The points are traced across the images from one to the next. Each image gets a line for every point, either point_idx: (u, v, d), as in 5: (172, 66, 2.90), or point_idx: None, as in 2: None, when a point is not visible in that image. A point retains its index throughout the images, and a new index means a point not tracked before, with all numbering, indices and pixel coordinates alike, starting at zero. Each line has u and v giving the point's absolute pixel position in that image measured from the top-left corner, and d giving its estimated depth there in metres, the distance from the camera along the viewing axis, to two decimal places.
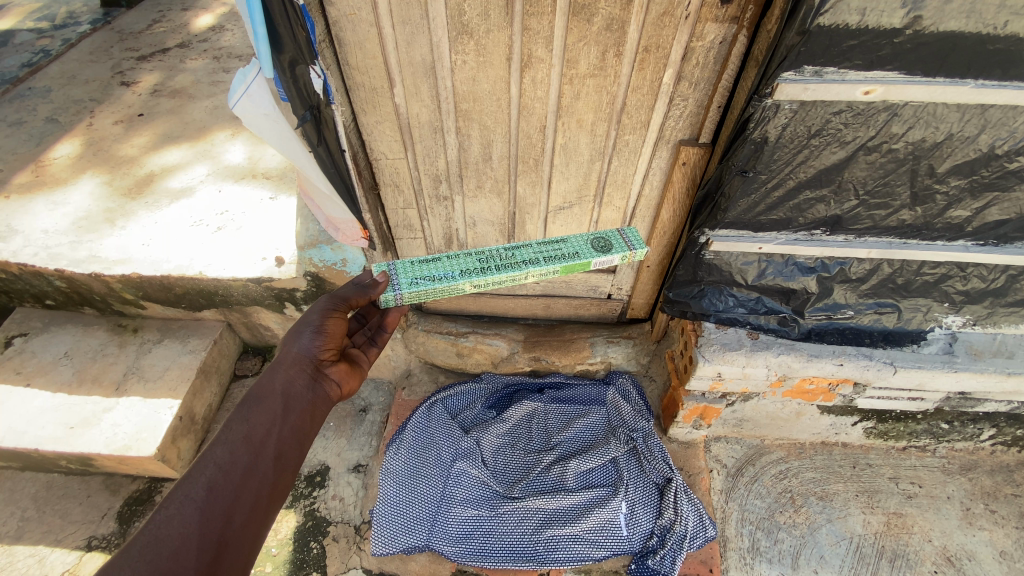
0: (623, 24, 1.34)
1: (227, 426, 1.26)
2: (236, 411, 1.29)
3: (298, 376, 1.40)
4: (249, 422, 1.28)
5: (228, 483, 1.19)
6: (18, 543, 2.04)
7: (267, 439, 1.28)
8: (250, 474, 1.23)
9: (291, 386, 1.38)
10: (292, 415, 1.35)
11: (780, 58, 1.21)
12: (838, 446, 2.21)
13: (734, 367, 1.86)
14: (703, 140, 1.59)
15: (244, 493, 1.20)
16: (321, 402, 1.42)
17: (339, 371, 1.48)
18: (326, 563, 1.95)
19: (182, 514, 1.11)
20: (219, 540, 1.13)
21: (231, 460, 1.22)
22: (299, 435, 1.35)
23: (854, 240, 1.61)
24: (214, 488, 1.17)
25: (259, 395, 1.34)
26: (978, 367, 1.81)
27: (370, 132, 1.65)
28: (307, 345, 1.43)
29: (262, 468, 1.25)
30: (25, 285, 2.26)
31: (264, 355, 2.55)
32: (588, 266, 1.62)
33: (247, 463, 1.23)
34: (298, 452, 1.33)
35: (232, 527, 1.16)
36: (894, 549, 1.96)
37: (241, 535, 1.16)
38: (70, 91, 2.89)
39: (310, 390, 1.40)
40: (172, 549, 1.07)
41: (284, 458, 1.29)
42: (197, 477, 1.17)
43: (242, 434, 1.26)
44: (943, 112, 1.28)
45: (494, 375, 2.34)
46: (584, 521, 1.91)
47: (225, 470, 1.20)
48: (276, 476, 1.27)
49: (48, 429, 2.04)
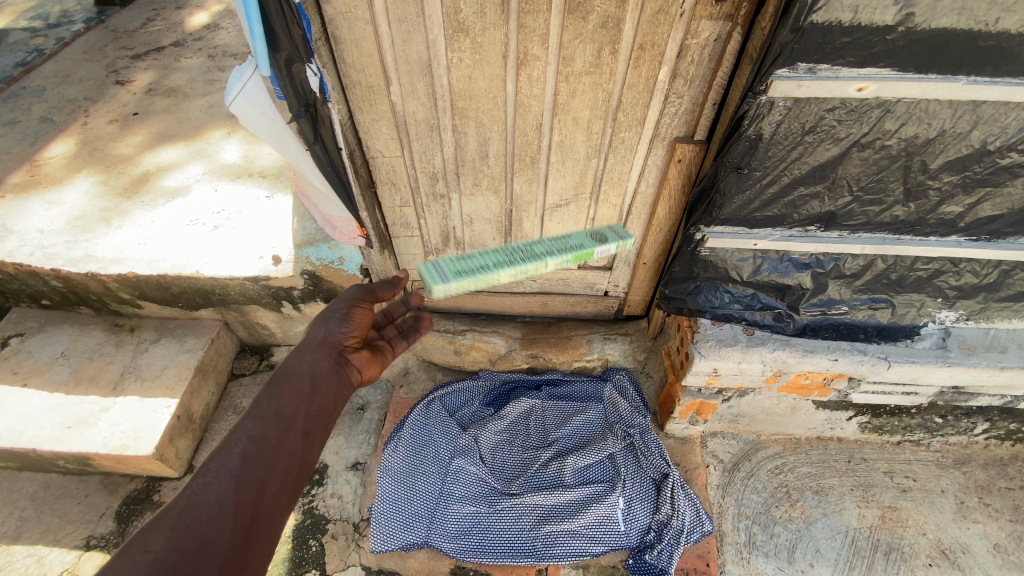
0: (618, 21, 1.34)
1: (258, 400, 1.27)
2: (266, 387, 1.30)
3: (325, 358, 1.42)
4: (279, 397, 1.29)
5: (261, 454, 1.19)
6: (16, 543, 2.04)
7: (297, 415, 1.28)
8: (281, 447, 1.22)
9: (318, 366, 1.39)
10: (320, 392, 1.35)
11: (774, 55, 1.22)
12: (833, 441, 2.23)
13: (730, 363, 1.87)
14: (699, 136, 1.59)
15: (276, 465, 1.20)
16: (347, 383, 1.43)
17: (361, 357, 1.48)
18: (324, 561, 1.95)
19: (219, 483, 1.12)
20: (253, 509, 1.13)
21: (264, 433, 1.22)
22: (327, 413, 1.35)
23: (848, 236, 1.63)
24: (248, 459, 1.17)
25: (287, 372, 1.35)
26: (971, 361, 1.83)
27: (366, 130, 1.64)
28: (334, 330, 1.48)
29: (293, 442, 1.24)
30: (21, 285, 2.26)
31: (261, 354, 2.55)
32: (592, 255, 1.67)
33: (279, 436, 1.23)
34: (325, 429, 1.33)
35: (265, 498, 1.15)
36: (889, 542, 1.98)
37: (273, 506, 1.16)
38: (65, 90, 2.88)
39: (336, 370, 1.42)
40: (209, 514, 1.08)
41: (312, 434, 1.29)
42: (233, 447, 1.18)
43: (272, 409, 1.26)
44: (935, 108, 1.29)
45: (491, 372, 2.35)
46: (582, 517, 1.92)
47: (258, 442, 1.20)
48: (305, 451, 1.26)
49: (46, 429, 2.04)
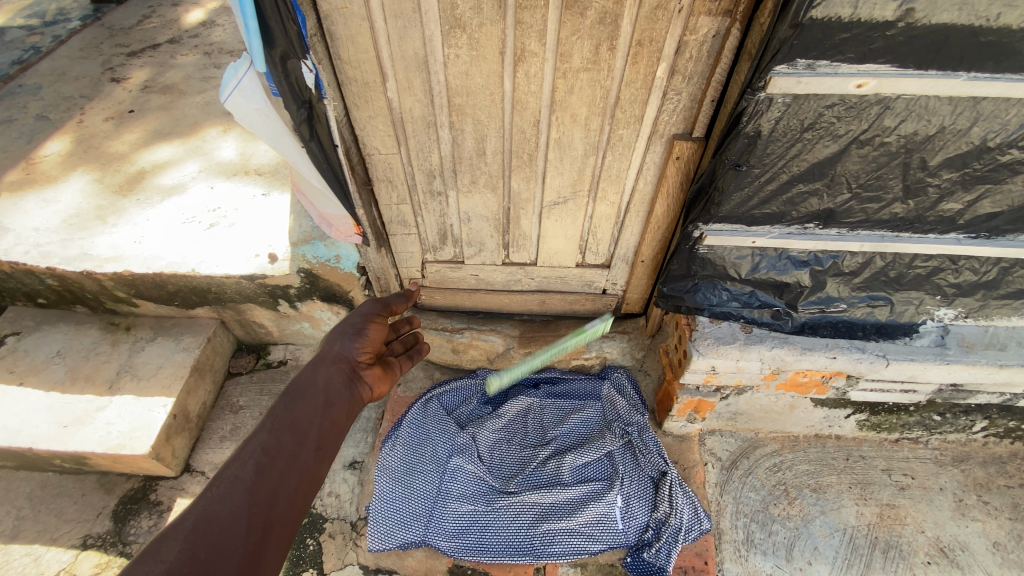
0: (616, 17, 1.33)
1: (273, 412, 1.28)
2: (281, 400, 1.31)
3: (338, 374, 1.46)
4: (293, 410, 1.30)
5: (275, 466, 1.20)
6: (13, 543, 2.03)
7: (311, 428, 1.30)
8: (295, 460, 1.23)
9: (331, 382, 1.43)
10: (333, 407, 1.37)
11: (773, 51, 1.21)
12: (831, 439, 2.22)
13: (728, 360, 1.88)
14: (697, 134, 1.59)
15: (290, 478, 1.20)
16: (357, 401, 1.46)
17: (373, 373, 1.52)
18: (322, 560, 1.95)
19: (233, 494, 1.12)
20: (265, 521, 1.12)
21: (278, 445, 1.23)
22: (339, 428, 1.36)
23: (846, 233, 1.62)
24: (262, 471, 1.18)
25: (301, 386, 1.38)
26: (970, 359, 1.83)
27: (363, 127, 1.64)
28: (348, 346, 1.53)
29: (306, 456, 1.25)
30: (17, 283, 2.25)
31: (258, 352, 2.54)
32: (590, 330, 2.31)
33: (292, 449, 1.24)
34: (337, 444, 1.33)
35: (278, 510, 1.15)
36: (887, 540, 1.98)
37: (285, 519, 1.15)
38: (60, 88, 2.86)
39: (348, 387, 1.45)
40: (222, 526, 1.07)
41: (325, 449, 1.29)
42: (246, 458, 1.18)
43: (287, 422, 1.27)
44: (935, 105, 1.29)
45: (489, 370, 2.34)
46: (580, 515, 1.91)
47: (272, 454, 1.21)
48: (317, 465, 1.26)
49: (41, 428, 2.03)
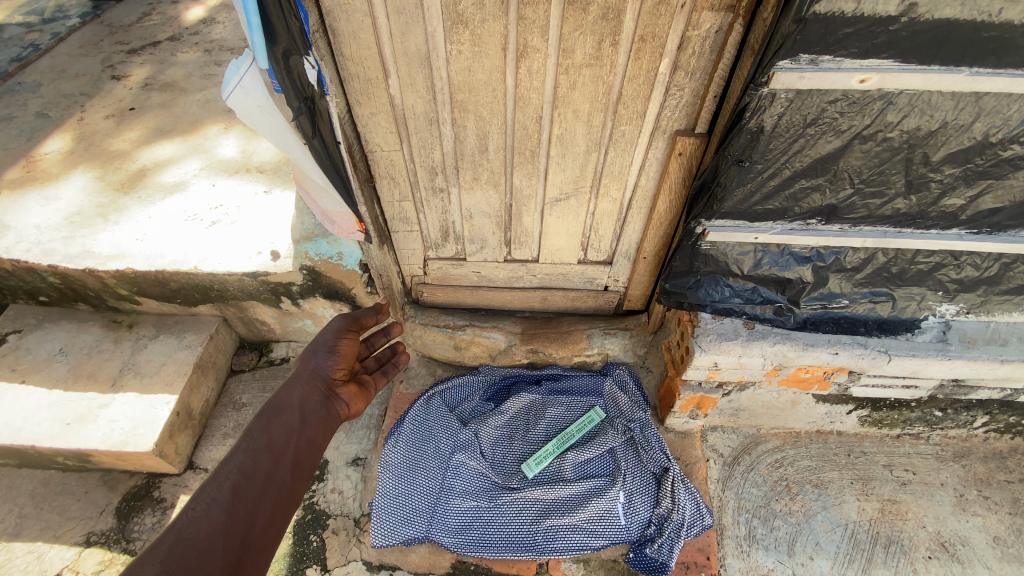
0: (618, 13, 1.33)
1: (249, 435, 1.35)
2: (257, 422, 1.38)
3: (314, 393, 1.52)
4: (269, 432, 1.37)
5: (251, 486, 1.26)
6: (17, 540, 2.04)
7: (287, 448, 1.36)
8: (270, 480, 1.30)
9: (307, 401, 1.49)
10: (309, 426, 1.44)
11: (776, 46, 1.21)
12: (833, 435, 2.23)
13: (730, 357, 1.89)
14: (699, 129, 1.59)
15: (266, 497, 1.27)
16: (333, 418, 1.53)
17: (349, 391, 1.59)
18: (325, 556, 1.96)
19: (210, 516, 1.18)
20: (243, 541, 1.19)
21: (254, 465, 1.29)
22: (314, 446, 1.43)
23: (848, 229, 1.62)
24: (238, 492, 1.24)
25: (278, 407, 1.45)
26: (971, 354, 1.85)
27: (365, 123, 1.64)
28: (321, 364, 1.58)
29: (282, 474, 1.32)
30: (19, 281, 2.25)
31: (260, 350, 2.54)
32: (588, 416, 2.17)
33: (268, 469, 1.31)
34: (313, 462, 1.41)
35: (255, 530, 1.22)
36: (888, 535, 1.99)
37: (262, 538, 1.22)
38: (60, 85, 2.86)
39: (324, 405, 1.52)
40: (199, 547, 1.13)
41: (301, 467, 1.37)
42: (223, 480, 1.25)
43: (263, 443, 1.34)
44: (937, 100, 1.28)
45: (491, 367, 2.34)
46: (582, 511, 1.92)
47: (248, 475, 1.27)
48: (293, 483, 1.33)
49: (45, 426, 2.03)
